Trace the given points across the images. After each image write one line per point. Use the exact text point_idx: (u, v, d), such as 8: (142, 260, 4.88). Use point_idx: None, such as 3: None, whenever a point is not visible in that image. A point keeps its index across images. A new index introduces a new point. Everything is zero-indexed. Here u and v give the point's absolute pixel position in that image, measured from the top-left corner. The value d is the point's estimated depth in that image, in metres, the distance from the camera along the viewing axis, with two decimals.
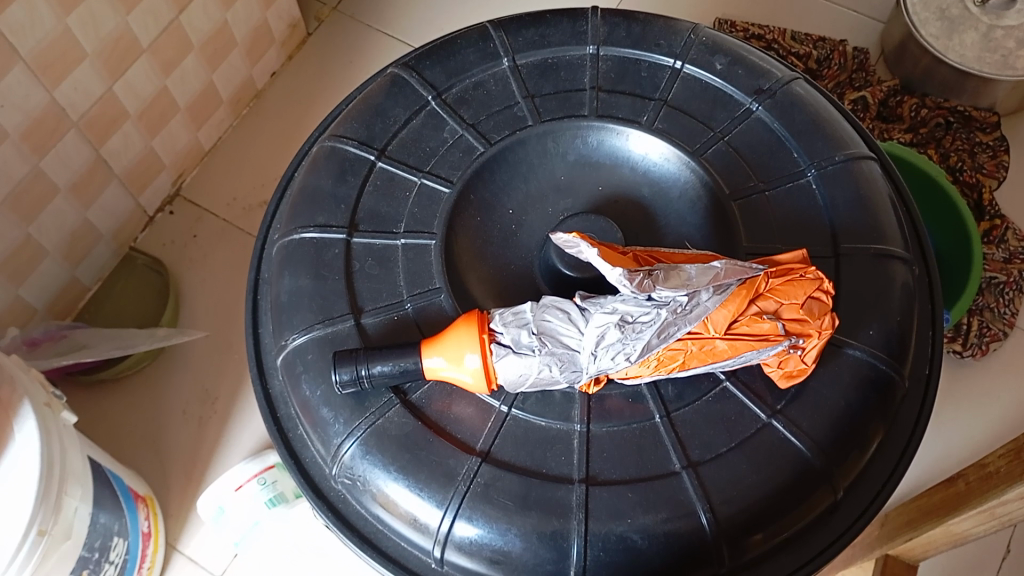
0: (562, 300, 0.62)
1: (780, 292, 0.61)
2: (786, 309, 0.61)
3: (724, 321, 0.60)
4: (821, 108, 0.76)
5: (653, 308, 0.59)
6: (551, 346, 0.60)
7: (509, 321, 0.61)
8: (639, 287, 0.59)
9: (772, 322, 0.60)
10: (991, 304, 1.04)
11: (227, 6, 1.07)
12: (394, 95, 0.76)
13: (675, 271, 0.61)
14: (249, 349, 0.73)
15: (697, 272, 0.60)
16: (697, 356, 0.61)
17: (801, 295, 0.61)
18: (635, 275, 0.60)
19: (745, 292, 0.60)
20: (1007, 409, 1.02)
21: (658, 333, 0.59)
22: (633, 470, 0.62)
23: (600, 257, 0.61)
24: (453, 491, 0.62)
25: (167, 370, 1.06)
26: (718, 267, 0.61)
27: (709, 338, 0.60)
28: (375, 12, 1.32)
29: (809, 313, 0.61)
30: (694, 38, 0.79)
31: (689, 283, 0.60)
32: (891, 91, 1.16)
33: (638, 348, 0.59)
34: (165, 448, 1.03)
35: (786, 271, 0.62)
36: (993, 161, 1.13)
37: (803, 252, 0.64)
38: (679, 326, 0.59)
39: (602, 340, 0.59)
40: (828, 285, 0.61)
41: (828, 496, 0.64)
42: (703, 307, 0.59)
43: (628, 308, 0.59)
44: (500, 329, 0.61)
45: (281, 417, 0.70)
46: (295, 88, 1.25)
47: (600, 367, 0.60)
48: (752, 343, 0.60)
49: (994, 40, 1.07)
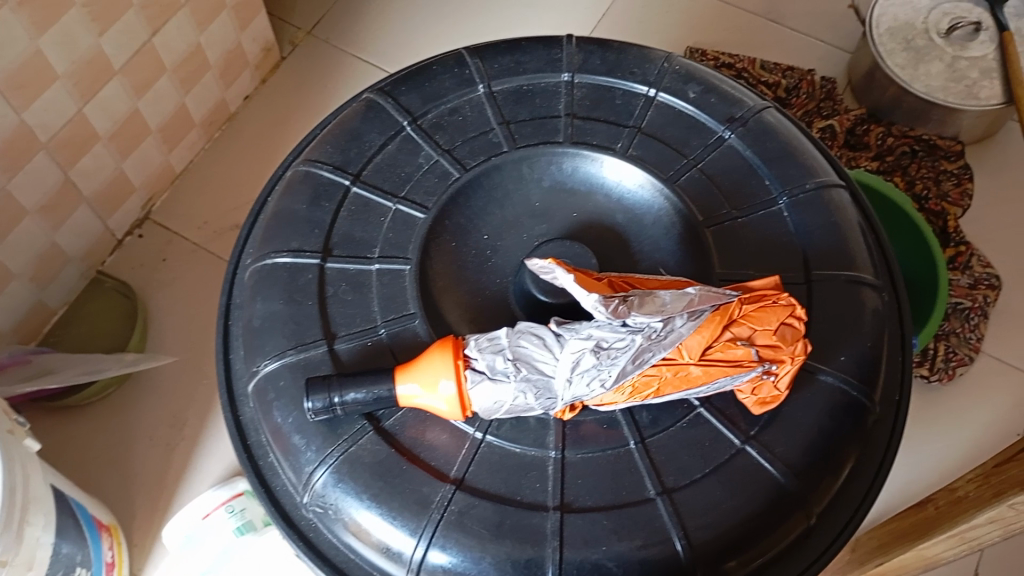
0: (535, 326, 0.62)
1: (755, 316, 0.61)
2: (760, 335, 0.61)
3: (697, 345, 0.60)
4: (792, 136, 0.77)
5: (630, 333, 0.59)
6: (527, 373, 0.60)
7: (481, 346, 0.61)
8: (615, 313, 0.59)
9: (746, 348, 0.61)
10: (957, 329, 1.06)
11: (201, 29, 1.07)
12: (370, 119, 0.77)
13: (650, 297, 0.61)
14: (220, 375, 0.71)
15: (671, 298, 0.61)
16: (672, 382, 0.61)
17: (777, 317, 0.61)
18: (611, 300, 0.60)
19: (719, 315, 0.61)
20: (975, 433, 1.03)
21: (633, 359, 0.59)
22: (608, 497, 0.62)
23: (576, 283, 0.62)
24: (427, 519, 0.61)
25: (134, 395, 1.05)
26: (693, 293, 0.61)
27: (684, 363, 0.61)
28: (350, 36, 1.32)
29: (785, 337, 0.61)
30: (667, 66, 0.80)
31: (664, 309, 0.60)
32: (858, 120, 1.18)
33: (614, 374, 0.59)
34: (131, 475, 1.01)
35: (760, 297, 0.62)
36: (957, 189, 1.15)
37: (776, 278, 0.64)
38: (654, 352, 0.59)
39: (577, 367, 0.59)
40: (800, 311, 0.62)
41: (802, 522, 0.64)
42: (678, 333, 0.59)
43: (605, 334, 0.59)
44: (473, 356, 0.60)
45: (251, 444, 0.69)
46: (268, 112, 1.25)
47: (575, 394, 0.60)
48: (726, 369, 0.61)
49: (959, 69, 1.10)
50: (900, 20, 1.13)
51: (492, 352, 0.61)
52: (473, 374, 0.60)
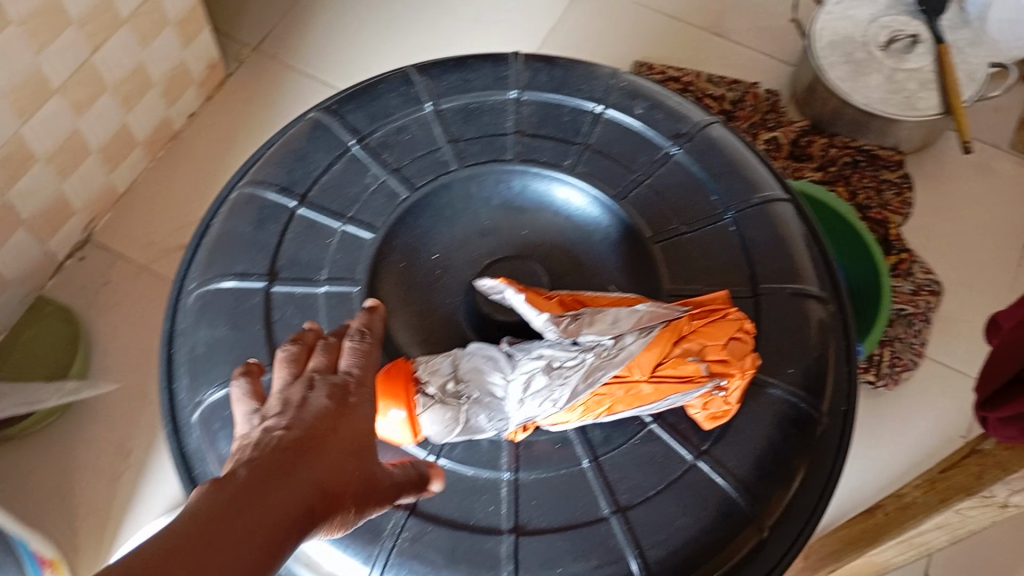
0: (489, 347, 0.63)
1: (703, 331, 0.62)
2: (710, 350, 0.62)
3: (647, 361, 0.60)
4: (737, 151, 0.78)
5: (580, 351, 0.60)
6: (479, 393, 0.61)
7: (435, 365, 0.62)
8: (564, 330, 0.62)
9: (697, 363, 0.61)
10: (901, 335, 1.08)
11: (143, 46, 1.05)
12: (316, 139, 0.76)
13: (600, 314, 0.63)
14: (163, 404, 0.69)
15: (622, 315, 0.62)
16: (624, 400, 0.61)
17: (727, 330, 0.62)
18: (562, 320, 0.63)
19: (668, 330, 0.61)
20: (922, 437, 1.05)
21: (584, 378, 0.59)
22: (562, 518, 0.62)
23: (526, 302, 0.64)
24: (380, 547, 0.61)
25: (78, 422, 1.02)
26: (643, 310, 0.62)
27: (635, 381, 0.61)
28: (297, 52, 1.30)
29: (733, 350, 0.62)
30: (614, 83, 0.80)
31: (614, 326, 0.61)
32: (802, 131, 1.20)
33: (565, 394, 0.59)
34: (74, 505, 0.98)
35: (709, 312, 0.63)
36: (898, 198, 1.18)
37: (725, 292, 0.65)
38: (605, 370, 0.60)
39: (529, 386, 0.60)
40: (749, 325, 0.62)
41: (753, 535, 0.63)
42: (628, 351, 0.60)
43: (556, 353, 0.61)
44: (427, 375, 0.61)
45: (196, 476, 0.67)
46: (213, 129, 1.23)
47: (527, 415, 0.60)
48: (677, 386, 0.61)
49: (898, 81, 1.12)
50: (840, 33, 1.15)
51: (446, 370, 0.62)
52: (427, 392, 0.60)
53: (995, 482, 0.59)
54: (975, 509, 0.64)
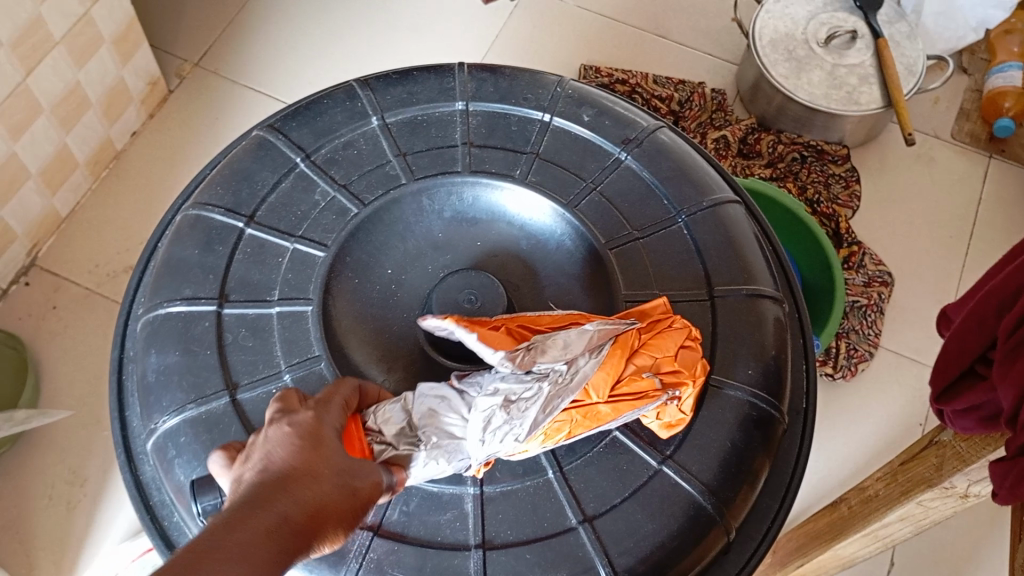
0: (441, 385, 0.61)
1: (652, 342, 0.63)
2: (662, 363, 0.63)
3: (602, 377, 0.61)
4: (684, 155, 0.78)
5: (535, 378, 0.60)
6: (437, 436, 0.59)
7: (388, 410, 0.59)
8: (516, 362, 0.61)
9: (650, 378, 0.62)
10: (856, 326, 1.10)
11: (79, 66, 1.03)
12: (261, 158, 0.75)
13: (550, 340, 0.62)
14: (117, 434, 0.68)
15: (572, 338, 0.62)
16: (583, 424, 0.61)
17: (675, 340, 0.63)
18: (516, 352, 0.61)
19: (618, 345, 0.62)
20: (880, 427, 1.06)
21: (543, 408, 0.59)
22: (530, 530, 0.61)
23: (479, 341, 0.62)
24: (346, 569, 0.60)
25: (27, 455, 0.99)
26: (592, 330, 0.62)
27: (593, 403, 0.61)
28: (239, 66, 1.28)
29: (683, 359, 0.63)
30: (560, 90, 0.80)
31: (566, 351, 0.61)
32: (749, 129, 1.22)
33: (526, 426, 0.58)
34: (27, 541, 0.95)
35: (655, 324, 0.64)
36: (846, 191, 1.19)
37: (666, 299, 0.66)
38: (563, 398, 0.59)
39: (488, 424, 0.58)
40: (695, 334, 0.64)
41: (721, 537, 0.64)
42: (583, 372, 0.60)
43: (511, 386, 0.60)
44: (380, 424, 0.58)
45: (154, 505, 0.66)
46: (156, 148, 1.20)
47: (489, 452, 0.59)
48: (633, 403, 0.61)
49: (839, 77, 1.14)
50: (781, 31, 1.17)
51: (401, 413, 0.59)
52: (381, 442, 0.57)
53: (954, 474, 0.61)
54: (936, 500, 0.65)
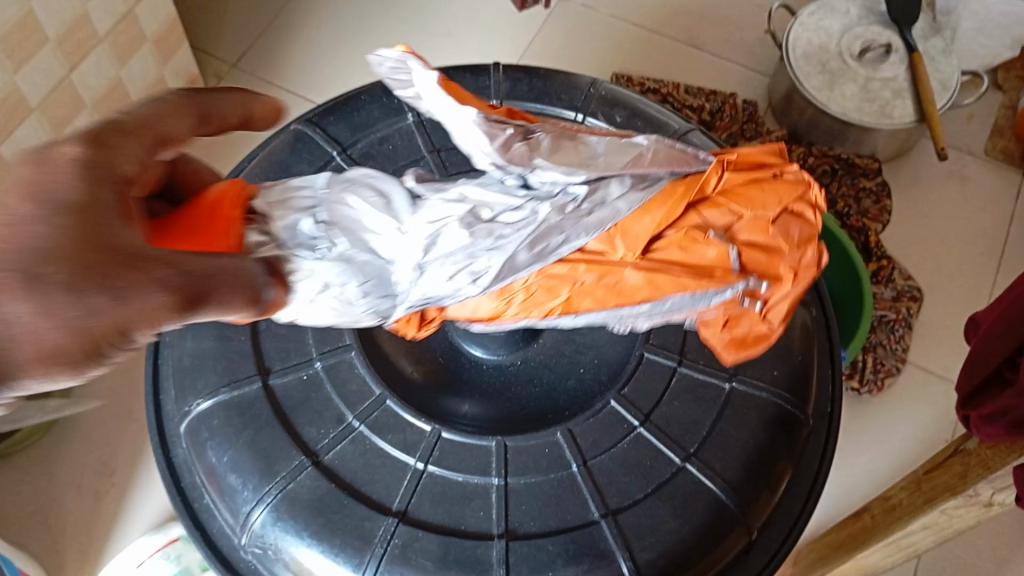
0: (386, 179, 0.54)
1: (740, 197, 0.55)
2: (741, 227, 0.55)
3: (652, 230, 0.53)
4: (715, 157, 0.83)
5: (525, 197, 0.52)
6: (344, 244, 0.51)
7: (282, 197, 0.53)
8: (506, 156, 0.51)
9: (720, 247, 0.54)
10: (883, 340, 1.09)
11: (121, 63, 1.05)
12: (297, 151, 0.77)
13: (578, 146, 0.54)
14: (151, 417, 0.70)
15: (603, 151, 0.54)
16: (595, 296, 0.55)
17: (778, 206, 0.55)
18: (500, 131, 0.52)
19: (693, 195, 0.54)
20: (905, 441, 1.06)
21: (527, 246, 0.51)
22: (553, 522, 0.62)
23: (439, 89, 0.52)
24: (371, 554, 0.61)
25: (60, 443, 1.01)
26: (643, 150, 0.54)
27: (618, 265, 0.53)
28: (276, 68, 1.31)
29: (782, 233, 0.55)
30: (593, 91, 0.85)
31: (593, 162, 0.53)
32: (779, 142, 1.21)
33: (496, 263, 0.51)
34: (58, 527, 0.96)
35: (751, 176, 0.56)
36: (877, 206, 1.19)
37: (778, 149, 0.58)
38: (557, 236, 0.52)
39: (429, 251, 0.51)
40: (805, 199, 0.55)
41: (742, 537, 0.65)
42: (610, 207, 0.52)
43: (498, 203, 0.52)
44: (277, 222, 0.51)
45: (185, 487, 0.68)
46: (194, 146, 1.23)
47: (425, 293, 0.52)
48: (686, 281, 0.54)
49: (872, 90, 1.14)
50: (814, 44, 1.17)
51: (312, 214, 0.52)
52: (258, 236, 0.50)
53: (979, 481, 0.60)
54: (960, 509, 0.64)
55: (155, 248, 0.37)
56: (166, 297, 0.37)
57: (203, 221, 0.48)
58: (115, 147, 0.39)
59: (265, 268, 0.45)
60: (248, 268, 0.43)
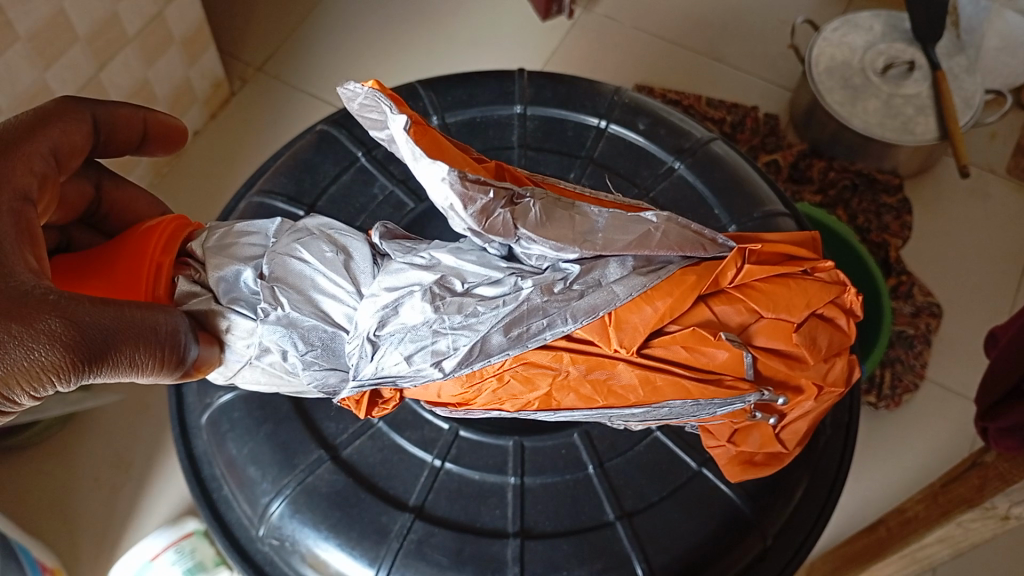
0: (346, 237, 0.64)
1: (764, 296, 0.59)
2: (763, 327, 0.59)
3: (654, 320, 0.57)
4: (738, 166, 0.83)
5: (508, 271, 0.59)
6: (288, 306, 0.60)
7: (223, 243, 0.64)
8: (483, 222, 0.55)
9: (732, 350, 0.57)
10: (901, 356, 1.08)
11: (149, 64, 1.07)
12: (323, 150, 0.83)
13: (583, 220, 0.58)
14: (172, 409, 0.75)
15: (605, 226, 0.58)
16: (600, 396, 0.60)
17: (804, 310, 0.59)
18: (473, 185, 0.54)
19: (705, 288, 0.58)
20: (922, 458, 1.05)
21: (502, 329, 0.56)
22: (566, 522, 0.67)
23: (419, 148, 0.54)
24: (386, 549, 0.66)
25: (79, 435, 1.02)
26: (655, 235, 0.59)
27: (610, 358, 0.58)
28: (301, 72, 1.32)
29: (807, 342, 0.59)
30: (617, 99, 0.86)
31: (596, 244, 0.57)
32: (800, 155, 1.22)
33: (470, 341, 0.56)
34: (75, 519, 0.97)
35: (780, 274, 0.60)
36: (898, 221, 1.18)
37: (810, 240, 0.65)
38: (533, 318, 0.57)
39: (385, 324, 0.57)
40: (840, 320, 0.61)
41: (756, 543, 0.68)
42: (611, 295, 0.57)
43: (479, 278, 0.58)
44: (213, 274, 0.62)
45: (205, 478, 0.73)
46: (217, 148, 1.24)
47: (378, 371, 0.58)
48: (695, 380, 0.58)
49: (895, 106, 1.14)
50: (837, 59, 1.17)
51: (255, 266, 0.63)
52: (187, 281, 0.62)
53: (995, 494, 0.60)
54: (976, 522, 0.64)
55: (49, 300, 0.50)
56: (53, 350, 0.49)
57: (127, 268, 0.61)
58: (4, 212, 0.53)
59: (190, 326, 0.60)
60: (174, 325, 0.57)
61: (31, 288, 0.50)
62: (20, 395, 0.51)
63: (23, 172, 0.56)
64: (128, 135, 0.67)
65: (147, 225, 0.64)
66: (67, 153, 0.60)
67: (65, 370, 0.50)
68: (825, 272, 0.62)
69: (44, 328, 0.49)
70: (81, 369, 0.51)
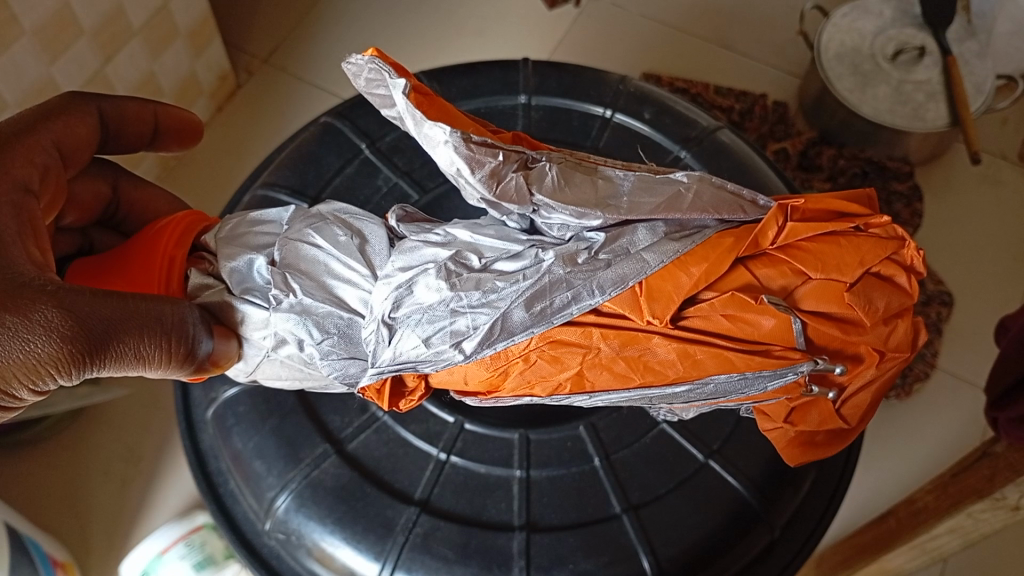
0: (360, 221, 0.64)
1: (811, 256, 0.57)
2: (808, 292, 0.58)
3: (690, 288, 0.56)
4: (745, 154, 0.83)
5: (528, 244, 0.59)
6: (302, 289, 0.60)
7: (235, 232, 0.65)
8: (494, 188, 0.56)
9: (778, 318, 0.56)
10: None
11: (154, 56, 1.06)
12: (327, 143, 0.83)
13: (608, 183, 0.59)
14: (178, 403, 0.75)
15: (632, 190, 0.59)
16: (640, 373, 0.59)
17: (857, 268, 0.57)
18: (478, 147, 0.55)
19: (743, 250, 0.57)
20: (933, 447, 1.05)
21: (525, 305, 0.56)
22: (572, 516, 0.67)
23: (421, 114, 0.55)
24: (392, 542, 0.66)
25: (88, 429, 1.02)
26: (684, 205, 0.59)
27: (644, 332, 0.57)
28: (307, 64, 1.32)
29: (863, 303, 0.57)
30: (623, 88, 0.86)
31: (621, 211, 0.58)
32: (810, 142, 1.20)
33: (490, 319, 0.56)
34: (85, 513, 0.98)
35: (829, 233, 0.59)
36: (908, 209, 1.18)
37: (859, 197, 0.65)
38: (556, 293, 0.56)
39: (399, 306, 0.57)
40: (902, 278, 0.59)
41: (764, 535, 0.68)
42: (642, 265, 0.56)
43: (497, 252, 0.59)
44: (225, 265, 0.63)
45: (211, 472, 0.73)
46: (224, 139, 1.24)
47: (397, 356, 0.58)
48: (739, 350, 0.57)
49: (905, 93, 1.12)
50: (847, 45, 1.15)
51: (267, 254, 0.63)
52: (200, 273, 0.64)
53: (1006, 485, 0.59)
54: (986, 512, 0.64)
55: (48, 291, 0.51)
56: (51, 341, 0.50)
57: (142, 264, 0.63)
58: (4, 203, 0.54)
59: (204, 320, 0.59)
60: (181, 316, 0.57)
61: (30, 279, 0.51)
62: (24, 388, 0.52)
63: (23, 162, 0.57)
64: (139, 130, 0.69)
65: (159, 223, 0.66)
66: (72, 148, 0.63)
67: (65, 361, 0.51)
68: (879, 228, 0.60)
69: (40, 320, 0.50)
70: (81, 360, 0.51)
